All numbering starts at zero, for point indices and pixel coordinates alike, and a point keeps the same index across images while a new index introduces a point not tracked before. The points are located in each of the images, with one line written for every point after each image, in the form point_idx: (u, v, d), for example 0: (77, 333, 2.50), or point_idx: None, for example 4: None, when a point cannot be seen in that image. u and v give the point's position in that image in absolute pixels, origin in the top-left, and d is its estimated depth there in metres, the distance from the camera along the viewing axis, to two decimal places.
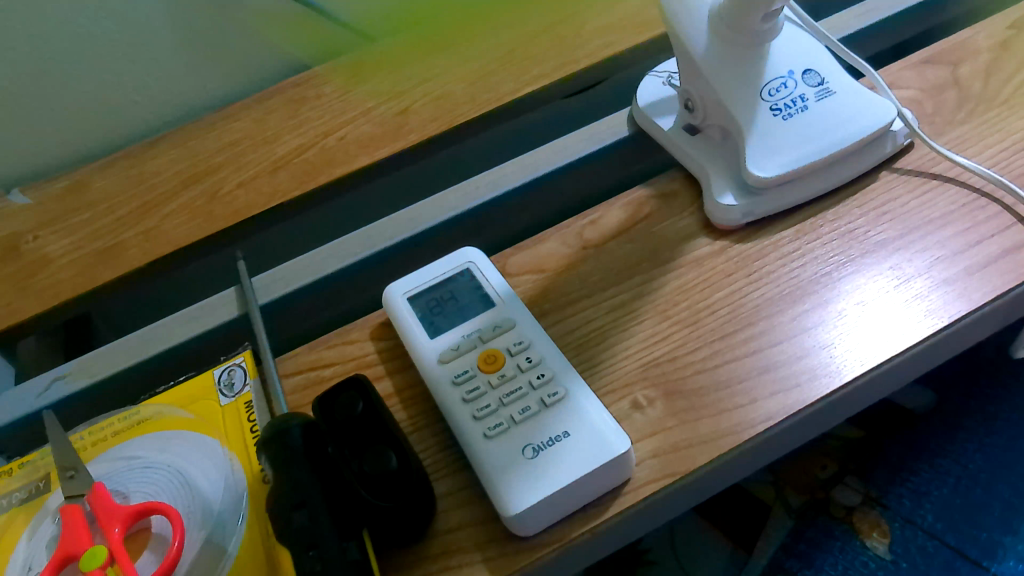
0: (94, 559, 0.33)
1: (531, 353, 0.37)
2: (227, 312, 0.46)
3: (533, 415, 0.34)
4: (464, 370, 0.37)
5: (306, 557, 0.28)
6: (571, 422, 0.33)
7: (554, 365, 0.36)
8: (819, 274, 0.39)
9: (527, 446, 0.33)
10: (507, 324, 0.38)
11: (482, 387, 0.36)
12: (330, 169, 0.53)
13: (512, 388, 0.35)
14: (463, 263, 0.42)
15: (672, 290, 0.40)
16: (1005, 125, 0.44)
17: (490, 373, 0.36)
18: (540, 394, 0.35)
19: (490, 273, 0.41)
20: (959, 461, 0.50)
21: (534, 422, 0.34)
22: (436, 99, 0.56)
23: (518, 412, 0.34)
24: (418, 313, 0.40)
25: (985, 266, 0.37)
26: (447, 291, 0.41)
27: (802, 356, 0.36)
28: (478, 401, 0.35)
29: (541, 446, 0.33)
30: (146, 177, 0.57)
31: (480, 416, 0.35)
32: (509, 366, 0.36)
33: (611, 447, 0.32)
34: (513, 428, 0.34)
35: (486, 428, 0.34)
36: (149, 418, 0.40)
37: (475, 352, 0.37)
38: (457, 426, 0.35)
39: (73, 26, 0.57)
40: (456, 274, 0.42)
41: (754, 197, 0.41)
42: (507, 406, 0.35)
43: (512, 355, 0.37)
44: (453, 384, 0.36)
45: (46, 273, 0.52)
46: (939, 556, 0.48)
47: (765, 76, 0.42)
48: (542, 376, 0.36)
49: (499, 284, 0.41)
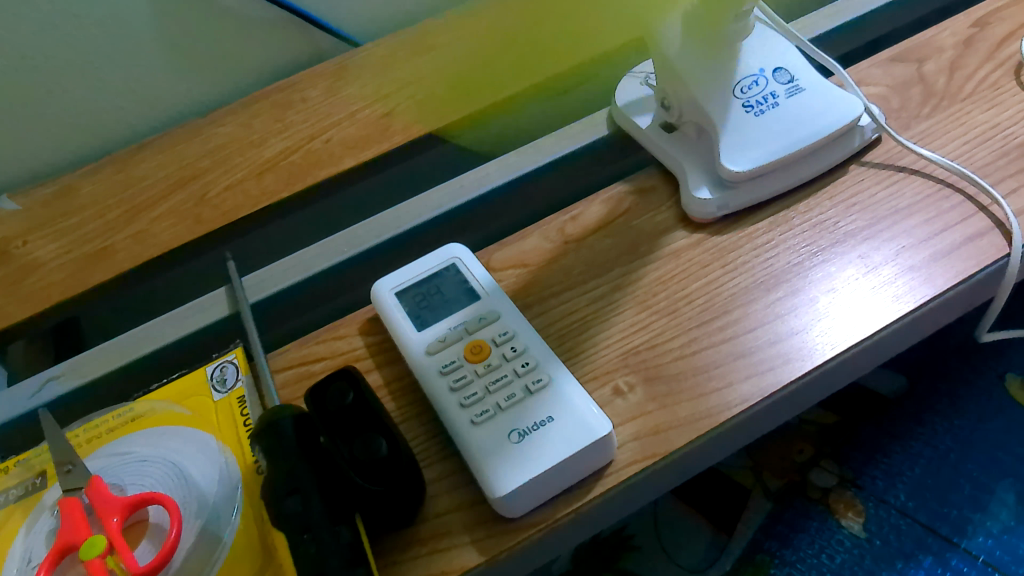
0: (93, 548, 0.34)
1: (515, 343, 0.38)
2: (217, 311, 0.47)
3: (518, 401, 0.35)
4: (451, 361, 0.38)
5: (300, 540, 0.29)
6: (554, 407, 0.35)
7: (538, 354, 0.37)
8: (791, 263, 0.40)
9: (512, 432, 0.34)
10: (491, 315, 0.40)
11: (469, 376, 0.37)
12: (316, 171, 0.55)
13: (497, 376, 0.37)
14: (448, 259, 0.43)
15: (651, 282, 0.41)
16: (969, 119, 0.46)
17: (476, 363, 0.37)
18: (524, 381, 0.36)
19: (475, 268, 0.43)
20: (931, 443, 0.51)
21: (519, 408, 0.35)
22: (420, 102, 0.58)
23: (504, 400, 0.35)
24: (405, 308, 0.41)
25: (948, 253, 0.39)
26: (433, 286, 0.42)
27: (776, 341, 0.37)
28: (465, 389, 0.36)
29: (526, 431, 0.34)
30: (134, 181, 0.57)
31: (468, 404, 0.36)
32: (494, 355, 0.38)
33: (593, 429, 0.33)
34: (498, 414, 0.35)
35: (472, 416, 0.35)
36: (142, 414, 0.41)
37: (461, 343, 0.39)
38: (444, 414, 0.36)
39: (62, 35, 0.57)
40: (442, 269, 0.43)
41: (728, 191, 0.43)
42: (493, 394, 0.36)
43: (497, 345, 0.38)
44: (441, 374, 0.37)
45: (37, 277, 0.53)
46: (911, 533, 0.48)
47: (738, 74, 0.44)
48: (526, 364, 0.37)
49: (484, 279, 0.42)
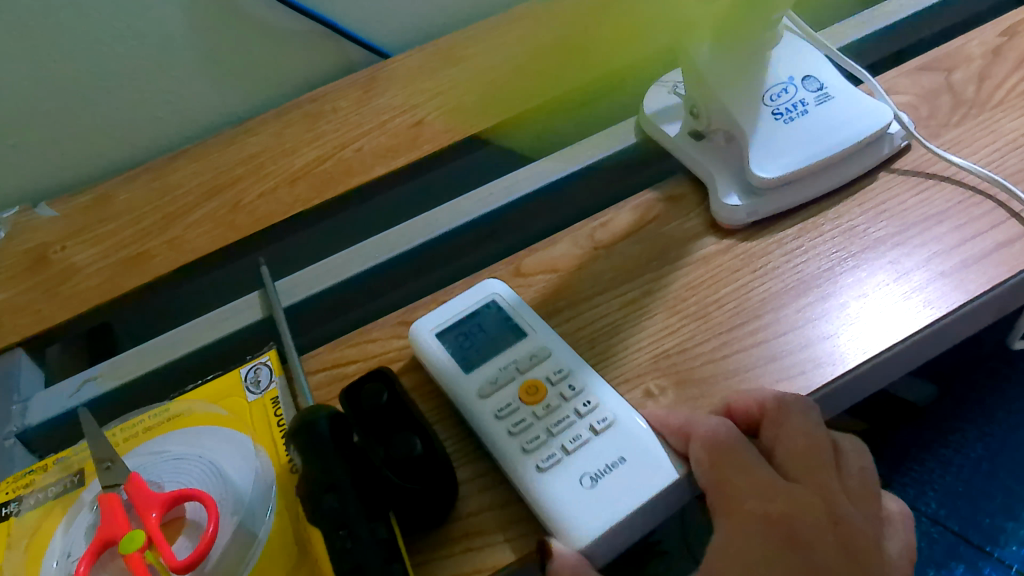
0: (133, 541, 0.34)
1: (572, 381, 0.37)
2: (251, 315, 0.47)
3: (583, 443, 0.34)
4: (506, 404, 0.36)
5: (336, 536, 0.29)
6: (624, 447, 0.34)
7: (597, 392, 0.36)
8: (821, 269, 0.40)
9: (583, 476, 0.33)
10: (542, 352, 0.38)
11: (528, 419, 0.35)
12: (348, 180, 0.55)
13: (558, 418, 0.35)
14: (488, 296, 0.42)
15: (680, 287, 0.42)
16: (999, 127, 0.46)
17: (533, 404, 0.36)
18: (588, 421, 0.35)
19: (518, 303, 0.41)
20: (962, 451, 0.63)
21: (585, 450, 0.34)
22: (450, 112, 0.58)
23: (569, 442, 0.34)
24: (448, 349, 0.40)
25: (981, 259, 0.39)
26: (475, 324, 0.41)
27: (807, 345, 0.37)
28: (525, 433, 0.35)
29: (598, 475, 0.33)
30: (169, 189, 0.58)
31: (531, 449, 0.34)
32: (551, 396, 0.36)
33: (668, 469, 0.33)
34: (565, 459, 0.34)
35: (537, 461, 0.34)
36: (180, 414, 0.42)
37: (515, 384, 0.37)
38: (501, 457, 0.34)
39: (97, 46, 0.58)
40: (482, 306, 0.42)
41: (758, 198, 0.43)
42: (557, 437, 0.35)
43: (553, 383, 0.37)
44: (497, 418, 0.36)
45: (74, 282, 0.53)
46: (945, 540, 0.59)
47: (767, 83, 0.45)
48: (587, 403, 0.36)
49: (530, 315, 0.41)
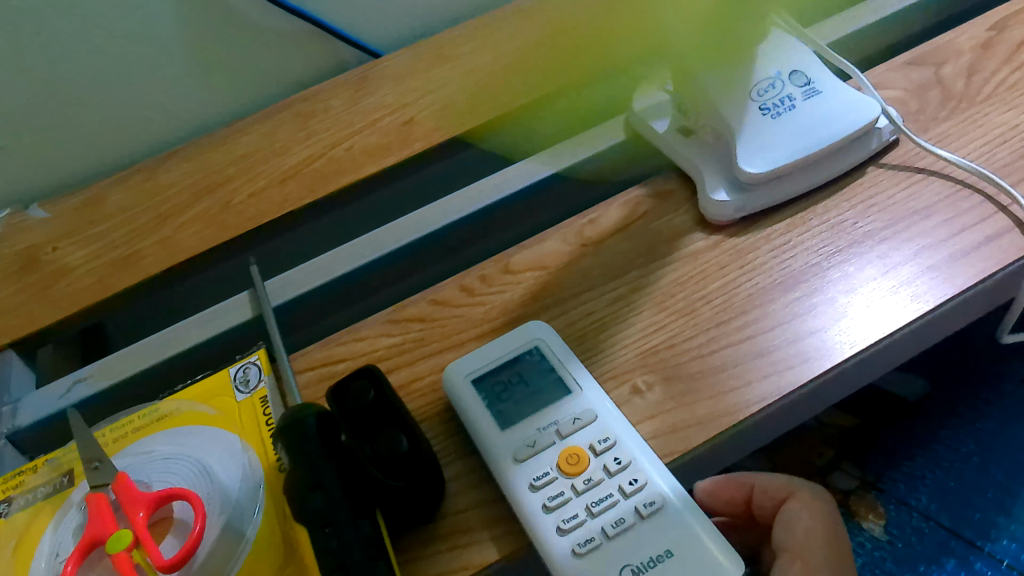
0: (120, 541, 0.34)
1: (619, 454, 0.34)
2: (241, 314, 0.48)
3: (627, 527, 0.32)
4: (545, 473, 0.34)
5: (322, 533, 0.29)
6: (673, 538, 0.31)
7: (647, 467, 0.34)
8: (809, 264, 0.40)
9: (624, 568, 0.31)
10: (588, 416, 0.35)
11: (566, 494, 0.33)
12: (338, 178, 0.56)
13: (599, 495, 0.33)
14: (531, 341, 0.39)
15: (669, 283, 0.42)
16: (987, 120, 0.46)
17: (574, 476, 0.34)
18: (634, 501, 0.33)
19: (563, 356, 0.38)
20: (951, 447, 0.61)
21: (629, 536, 0.32)
22: (440, 110, 0.58)
23: (611, 526, 0.32)
24: (484, 399, 0.37)
25: (968, 253, 0.39)
26: (513, 373, 0.38)
27: (795, 340, 0.37)
28: (563, 509, 0.33)
29: (640, 568, 0.31)
30: (160, 190, 0.57)
31: (567, 528, 0.32)
32: (595, 467, 0.34)
33: (722, 569, 0.30)
34: (605, 544, 0.32)
35: (575, 543, 0.32)
36: (169, 414, 0.42)
37: (554, 449, 0.35)
38: (507, 486, 0.34)
39: (89, 47, 0.59)
40: (523, 353, 0.39)
41: (746, 193, 0.43)
42: (597, 517, 0.32)
43: (597, 454, 0.34)
44: (533, 488, 0.33)
45: (65, 282, 0.54)
46: (935, 535, 0.57)
47: (754, 79, 0.45)
48: (634, 482, 0.33)
49: (575, 369, 0.38)
